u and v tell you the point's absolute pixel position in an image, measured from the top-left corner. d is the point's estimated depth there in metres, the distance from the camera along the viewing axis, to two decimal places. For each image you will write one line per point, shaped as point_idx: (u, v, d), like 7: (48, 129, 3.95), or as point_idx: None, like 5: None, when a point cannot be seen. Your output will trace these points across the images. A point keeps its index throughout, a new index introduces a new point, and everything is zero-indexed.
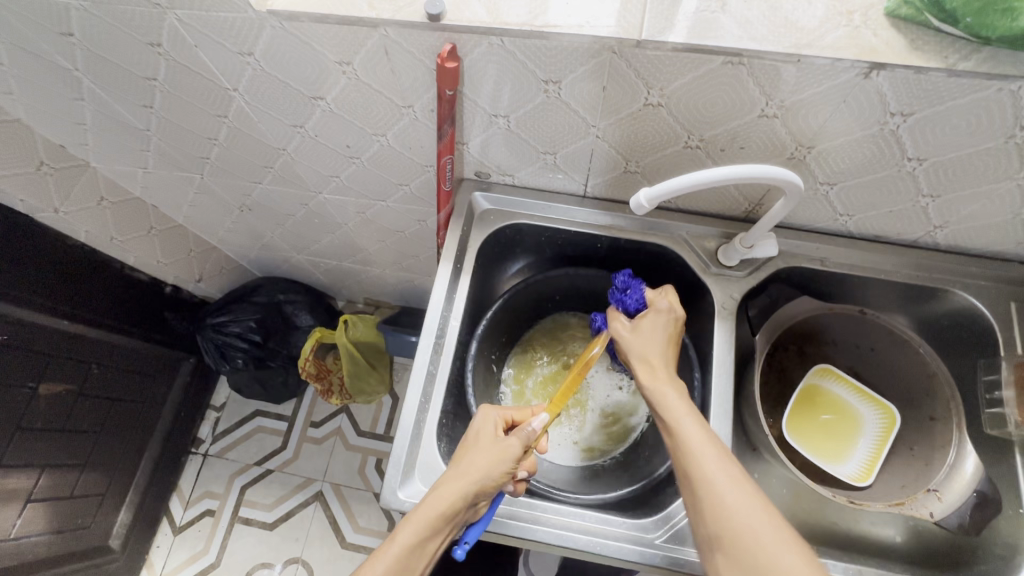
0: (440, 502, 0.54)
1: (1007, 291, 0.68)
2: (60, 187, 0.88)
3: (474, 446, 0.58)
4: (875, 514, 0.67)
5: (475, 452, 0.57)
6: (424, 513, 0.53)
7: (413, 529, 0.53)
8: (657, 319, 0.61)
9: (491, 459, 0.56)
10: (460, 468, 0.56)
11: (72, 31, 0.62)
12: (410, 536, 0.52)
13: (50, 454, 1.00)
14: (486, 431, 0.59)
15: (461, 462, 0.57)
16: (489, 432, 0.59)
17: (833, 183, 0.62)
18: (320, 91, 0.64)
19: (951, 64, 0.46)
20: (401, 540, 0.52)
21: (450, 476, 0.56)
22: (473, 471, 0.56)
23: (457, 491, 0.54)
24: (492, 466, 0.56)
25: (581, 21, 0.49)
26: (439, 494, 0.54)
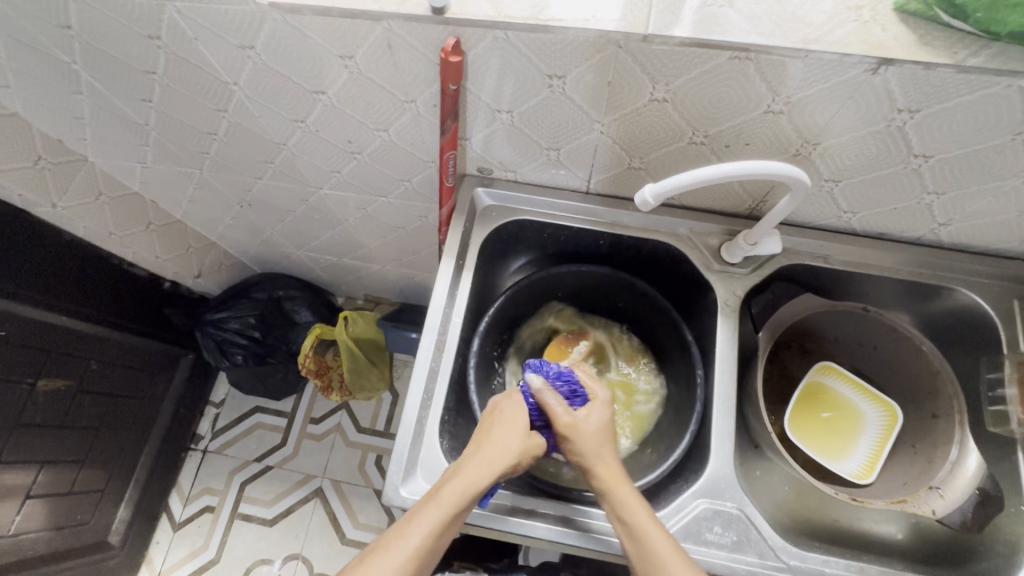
0: (483, 477, 0.53)
1: (1011, 289, 0.68)
2: (58, 182, 0.87)
3: (508, 421, 0.58)
4: (877, 511, 0.66)
5: (511, 427, 0.57)
6: (468, 485, 0.52)
7: (459, 497, 0.51)
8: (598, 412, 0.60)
9: (529, 439, 0.57)
10: (497, 444, 0.56)
11: (70, 23, 0.61)
12: (456, 506, 0.51)
13: (49, 450, 1.00)
14: (526, 406, 0.59)
15: (497, 437, 0.56)
16: (527, 405, 0.59)
17: (838, 180, 0.61)
18: (322, 86, 0.63)
19: (960, 60, 0.45)
20: (446, 508, 0.51)
21: (490, 451, 0.55)
22: (512, 449, 0.56)
23: (500, 469, 0.54)
24: (530, 447, 0.57)
25: (587, 15, 0.49)
26: (482, 468, 0.53)
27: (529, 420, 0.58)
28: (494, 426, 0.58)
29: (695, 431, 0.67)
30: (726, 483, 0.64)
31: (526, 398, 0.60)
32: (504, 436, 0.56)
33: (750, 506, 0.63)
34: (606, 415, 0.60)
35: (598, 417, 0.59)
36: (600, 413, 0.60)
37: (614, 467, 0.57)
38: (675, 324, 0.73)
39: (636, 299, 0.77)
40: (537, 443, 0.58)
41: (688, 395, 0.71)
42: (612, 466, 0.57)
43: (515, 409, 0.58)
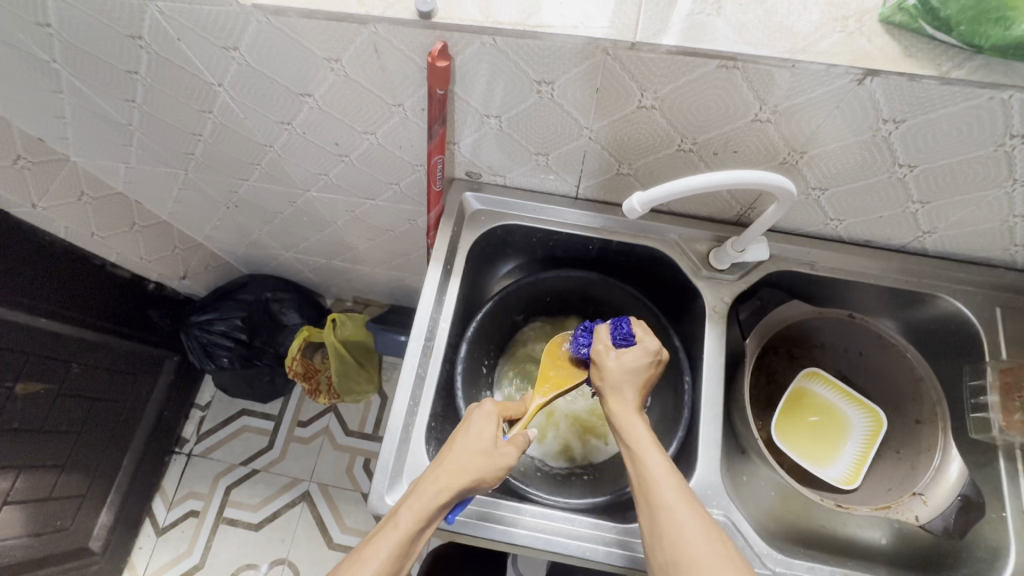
0: (440, 492, 0.51)
1: (993, 297, 0.69)
2: (38, 181, 0.85)
3: (468, 433, 0.55)
4: (861, 517, 0.67)
5: (469, 437, 0.55)
6: (422, 502, 0.51)
7: (415, 517, 0.50)
8: (639, 356, 0.58)
9: (490, 448, 0.55)
10: (454, 456, 0.54)
11: (49, 22, 0.60)
12: (412, 525, 0.50)
13: (27, 455, 0.98)
14: (486, 417, 0.57)
15: (454, 449, 0.54)
16: (489, 416, 0.57)
17: (825, 188, 0.62)
18: (308, 89, 0.62)
19: (944, 72, 0.46)
20: (402, 529, 0.49)
21: (445, 464, 0.53)
22: (471, 460, 0.53)
23: (457, 483, 0.52)
24: (492, 457, 0.54)
25: (575, 22, 0.49)
26: (436, 481, 0.52)
27: (490, 431, 0.56)
28: (454, 437, 0.56)
29: (682, 438, 0.67)
30: (713, 490, 0.64)
31: (489, 409, 0.57)
32: (461, 448, 0.54)
33: (737, 512, 0.63)
34: (640, 362, 0.58)
35: (632, 360, 0.58)
36: (638, 359, 0.58)
37: (626, 403, 0.56)
38: (662, 329, 0.73)
39: (624, 303, 0.77)
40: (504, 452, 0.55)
41: (675, 401, 0.71)
42: (623, 401, 0.57)
43: (478, 421, 0.56)
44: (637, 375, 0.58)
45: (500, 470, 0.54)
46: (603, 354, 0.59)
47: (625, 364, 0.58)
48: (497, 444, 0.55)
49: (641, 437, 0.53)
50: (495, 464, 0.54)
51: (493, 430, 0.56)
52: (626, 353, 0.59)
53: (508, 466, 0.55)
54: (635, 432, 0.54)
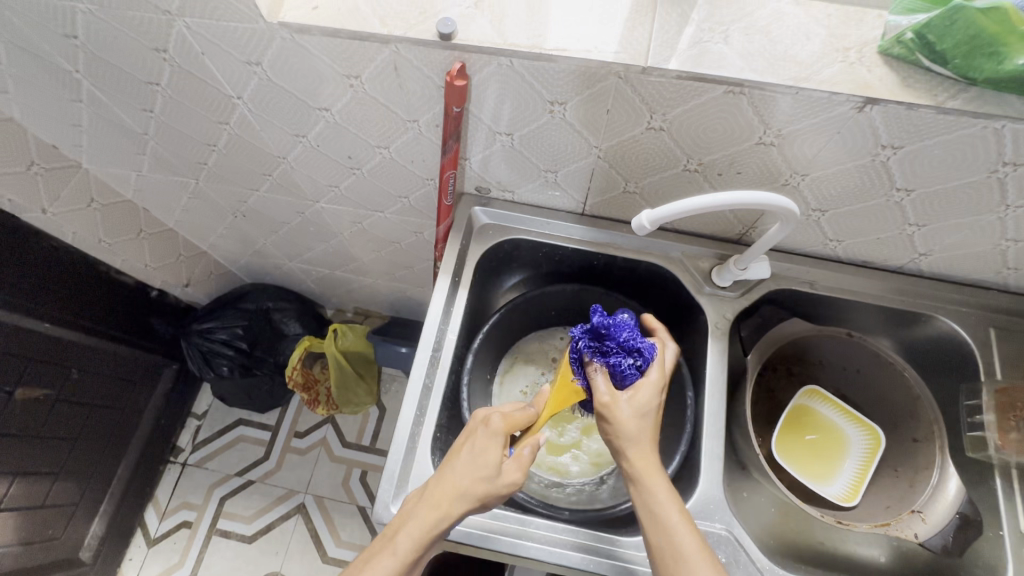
0: (438, 518, 0.51)
1: (987, 318, 0.71)
2: (49, 187, 0.86)
3: (472, 454, 0.54)
4: (860, 534, 0.68)
5: (473, 460, 0.54)
6: (421, 528, 0.51)
7: (413, 543, 0.50)
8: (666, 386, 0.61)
9: (493, 473, 0.53)
10: (455, 480, 0.53)
11: (76, 33, 0.61)
12: (408, 554, 0.50)
13: (23, 462, 0.98)
14: (494, 435, 0.55)
15: (456, 472, 0.53)
16: (494, 437, 0.55)
17: (824, 210, 0.64)
18: (325, 103, 0.64)
19: (940, 102, 0.48)
20: (400, 556, 0.50)
21: (448, 489, 0.52)
22: (470, 487, 0.52)
23: (457, 509, 0.52)
24: (494, 484, 0.53)
25: (590, 46, 0.51)
26: (437, 508, 0.51)
27: (494, 455, 0.54)
28: (457, 457, 0.54)
29: (685, 450, 0.68)
30: (715, 504, 0.64)
31: (497, 428, 0.55)
32: (463, 470, 0.53)
33: (739, 528, 0.63)
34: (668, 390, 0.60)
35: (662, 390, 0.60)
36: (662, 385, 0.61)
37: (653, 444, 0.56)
38: None
39: None
40: (508, 479, 0.54)
41: (678, 415, 0.72)
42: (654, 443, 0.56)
43: (486, 436, 0.55)
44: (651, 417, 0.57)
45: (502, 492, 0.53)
46: (616, 400, 0.57)
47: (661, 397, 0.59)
48: (501, 465, 0.54)
49: (664, 497, 0.52)
50: (496, 488, 0.53)
51: (497, 454, 0.54)
52: (638, 393, 0.57)
53: (512, 490, 0.54)
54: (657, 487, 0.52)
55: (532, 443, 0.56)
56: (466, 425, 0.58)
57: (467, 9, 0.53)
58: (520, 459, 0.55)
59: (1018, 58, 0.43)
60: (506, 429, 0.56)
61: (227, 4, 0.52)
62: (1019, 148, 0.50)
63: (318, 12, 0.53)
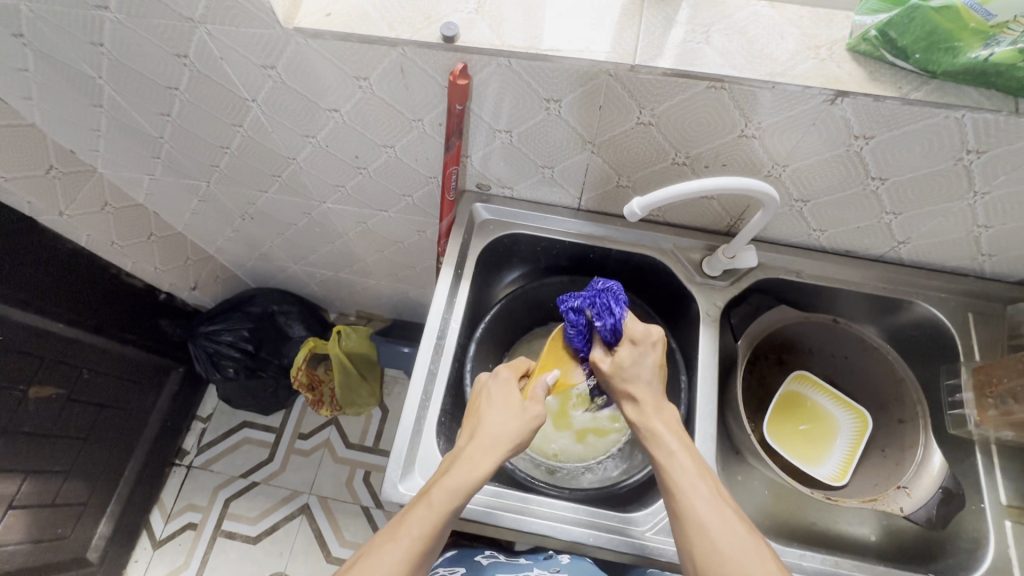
0: (473, 468, 0.54)
1: (965, 303, 0.74)
2: (66, 190, 0.90)
3: (495, 405, 0.59)
4: (851, 514, 0.72)
5: (499, 411, 0.59)
6: (461, 480, 0.54)
7: (448, 494, 0.53)
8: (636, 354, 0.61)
9: (520, 416, 0.58)
10: (487, 430, 0.57)
11: (102, 41, 0.65)
12: (445, 504, 0.53)
13: (35, 459, 1.00)
14: (508, 382, 0.62)
15: (486, 424, 0.58)
16: (509, 384, 0.61)
17: (806, 200, 0.68)
18: (334, 104, 0.68)
19: (905, 93, 0.52)
20: (438, 507, 0.53)
21: (479, 440, 0.56)
22: (501, 434, 0.57)
23: (491, 456, 0.55)
24: (522, 425, 0.58)
25: (582, 47, 0.55)
26: (473, 458, 0.55)
27: (515, 397, 0.60)
28: (483, 412, 0.59)
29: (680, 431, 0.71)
30: None
31: (507, 376, 0.62)
32: (494, 421, 0.58)
33: None
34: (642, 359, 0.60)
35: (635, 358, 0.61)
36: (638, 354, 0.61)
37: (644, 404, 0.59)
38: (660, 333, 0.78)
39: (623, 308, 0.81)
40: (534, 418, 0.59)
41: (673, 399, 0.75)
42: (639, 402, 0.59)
43: (500, 385, 0.61)
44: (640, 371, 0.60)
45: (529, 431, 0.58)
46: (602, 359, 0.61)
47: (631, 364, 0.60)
48: (524, 406, 0.60)
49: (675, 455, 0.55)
50: (526, 427, 0.58)
51: (519, 399, 0.60)
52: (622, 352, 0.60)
53: (539, 427, 0.59)
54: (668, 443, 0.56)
55: (542, 380, 0.62)
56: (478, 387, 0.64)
57: (468, 14, 0.57)
58: (535, 396, 0.61)
59: (971, 51, 0.48)
60: (516, 377, 0.63)
61: (247, 11, 0.56)
62: (981, 135, 0.54)
63: (331, 18, 0.57)
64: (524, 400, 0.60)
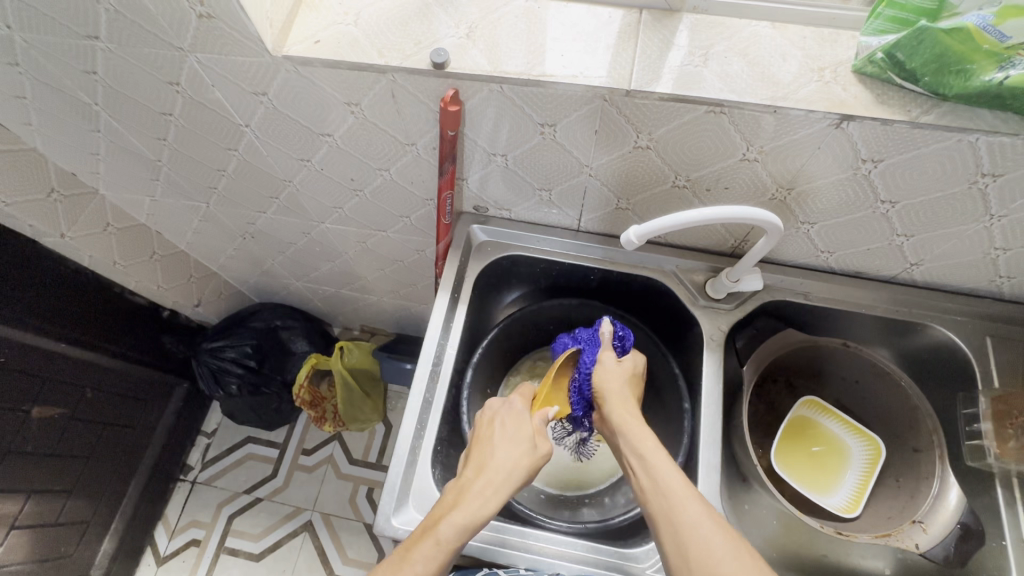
0: (484, 505, 0.52)
1: (982, 326, 0.71)
2: (68, 213, 0.90)
3: (507, 434, 0.58)
4: (865, 547, 0.66)
5: (508, 442, 0.57)
6: (468, 516, 0.51)
7: (456, 530, 0.50)
8: (632, 364, 0.65)
9: (532, 449, 0.56)
10: (497, 463, 0.55)
11: (95, 69, 0.65)
12: (453, 540, 0.50)
13: (39, 479, 1.01)
14: (519, 411, 0.60)
15: (497, 457, 0.55)
16: (522, 413, 0.60)
17: (812, 223, 0.65)
18: (327, 129, 0.67)
19: (914, 117, 0.50)
20: (445, 544, 0.50)
21: (488, 475, 0.54)
22: (515, 466, 0.55)
23: (502, 493, 0.53)
24: (534, 459, 0.56)
25: (576, 72, 0.54)
26: (484, 491, 0.53)
27: (527, 427, 0.58)
28: (492, 443, 0.57)
29: (683, 462, 0.68)
30: None
31: (519, 403, 0.62)
32: (505, 453, 0.56)
33: None
34: (634, 369, 0.64)
35: (626, 365, 0.64)
36: (629, 364, 0.65)
37: (626, 406, 0.59)
38: (662, 357, 0.76)
39: (624, 332, 0.79)
40: (542, 451, 0.57)
41: (677, 427, 0.73)
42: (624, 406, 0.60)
43: (508, 410, 0.60)
44: (631, 381, 0.64)
45: (538, 462, 0.56)
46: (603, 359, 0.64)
47: (626, 371, 0.63)
48: (536, 440, 0.58)
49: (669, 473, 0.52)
50: (535, 460, 0.56)
51: (530, 430, 0.58)
52: (623, 361, 0.64)
53: (545, 461, 0.57)
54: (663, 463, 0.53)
55: (543, 415, 0.61)
56: (486, 410, 0.62)
57: (459, 39, 0.56)
58: (541, 431, 0.59)
59: (985, 75, 0.46)
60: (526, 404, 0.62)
61: (235, 39, 0.55)
62: (997, 159, 0.51)
63: (320, 45, 0.56)
64: (534, 434, 0.58)
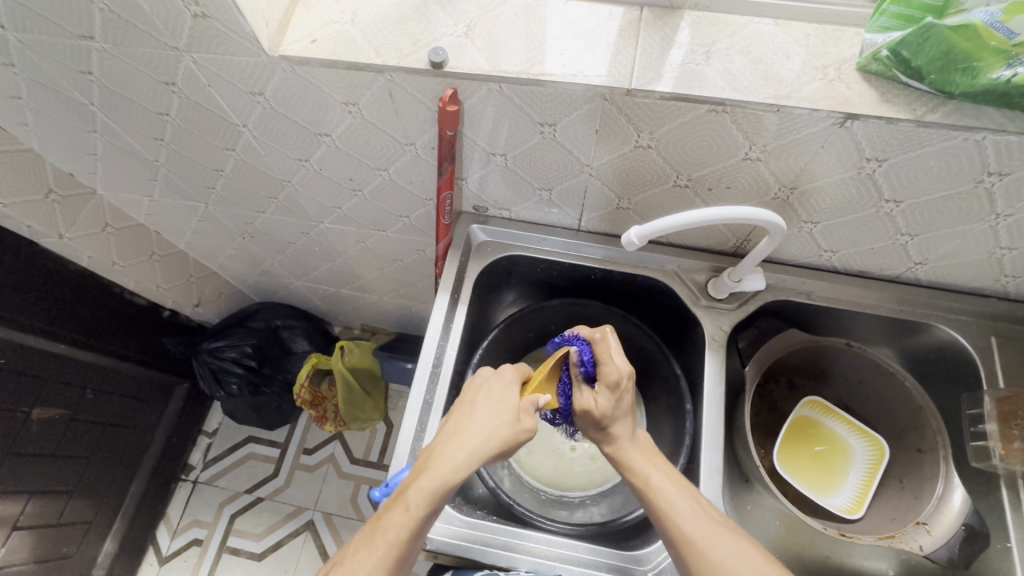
0: (454, 472, 0.51)
1: (987, 326, 0.70)
2: (67, 214, 0.89)
3: (487, 403, 0.56)
4: (867, 548, 0.65)
5: (488, 409, 0.55)
6: (437, 483, 0.50)
7: (426, 497, 0.50)
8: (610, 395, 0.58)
9: (512, 421, 0.54)
10: (473, 430, 0.53)
11: (91, 69, 0.64)
12: (423, 506, 0.50)
13: (40, 480, 1.01)
14: (505, 383, 0.58)
15: (473, 425, 0.54)
16: (508, 385, 0.58)
17: (816, 222, 0.64)
18: (325, 129, 0.66)
19: (919, 115, 0.49)
20: (415, 510, 0.50)
21: (462, 441, 0.53)
22: (491, 434, 0.53)
23: (472, 462, 0.51)
24: (511, 428, 0.54)
25: (576, 70, 0.53)
26: (454, 458, 0.51)
27: (509, 399, 0.56)
28: (472, 410, 0.56)
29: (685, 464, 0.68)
30: None
31: (508, 376, 0.59)
32: (482, 422, 0.54)
33: None
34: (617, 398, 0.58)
35: (605, 402, 0.58)
36: (606, 397, 0.58)
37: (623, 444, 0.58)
38: (664, 358, 0.75)
39: (626, 333, 0.78)
40: (525, 426, 0.55)
41: (679, 428, 0.72)
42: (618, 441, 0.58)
43: (494, 382, 0.58)
44: (625, 406, 0.59)
45: (519, 435, 0.54)
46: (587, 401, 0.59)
47: (608, 410, 0.58)
48: (517, 410, 0.55)
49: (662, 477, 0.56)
50: (515, 434, 0.54)
51: (513, 402, 0.56)
52: (600, 396, 0.58)
53: (527, 436, 0.55)
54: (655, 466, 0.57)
55: (532, 399, 0.58)
56: (474, 379, 0.60)
57: (457, 38, 0.55)
58: (525, 410, 0.57)
59: (993, 72, 0.45)
60: (517, 382, 0.59)
61: (231, 39, 0.54)
62: (1004, 158, 0.50)
63: (317, 44, 0.56)
64: (516, 406, 0.56)
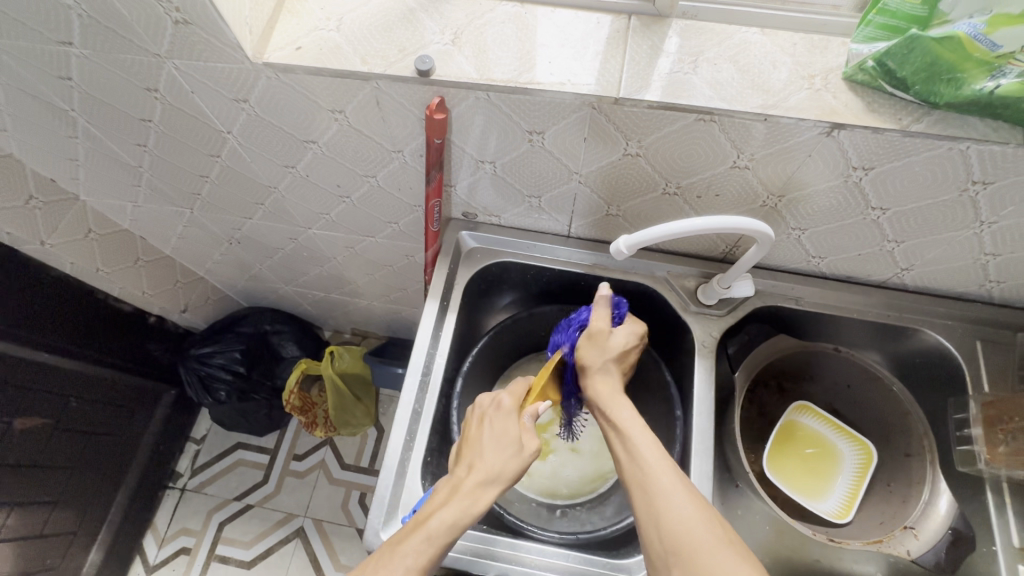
0: (473, 505, 0.51)
1: (973, 330, 0.71)
2: (49, 220, 0.88)
3: (495, 433, 0.57)
4: (856, 552, 0.65)
5: (497, 442, 0.56)
6: (455, 515, 0.50)
7: (446, 527, 0.50)
8: (629, 336, 0.64)
9: (519, 452, 0.55)
10: (488, 463, 0.54)
11: (70, 75, 0.63)
12: (441, 537, 0.49)
13: (21, 491, 0.99)
14: (508, 408, 0.59)
15: (486, 457, 0.55)
16: (511, 414, 0.58)
17: (803, 228, 0.65)
18: (312, 136, 0.66)
19: (904, 125, 0.49)
20: (433, 540, 0.49)
21: (478, 474, 0.53)
22: (503, 469, 0.54)
23: (491, 493, 0.52)
24: (521, 461, 0.55)
25: (564, 79, 0.53)
26: (473, 493, 0.52)
27: (514, 431, 0.57)
28: (481, 443, 0.56)
29: None
30: None
31: (508, 405, 0.59)
32: (495, 455, 0.55)
33: None
34: (631, 341, 0.64)
35: (621, 342, 0.63)
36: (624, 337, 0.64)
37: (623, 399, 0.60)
38: (653, 363, 0.75)
39: None
40: (528, 451, 0.56)
41: (668, 434, 0.72)
42: (610, 385, 0.61)
43: (497, 407, 0.59)
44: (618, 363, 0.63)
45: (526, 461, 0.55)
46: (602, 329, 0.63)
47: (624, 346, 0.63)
48: (524, 438, 0.56)
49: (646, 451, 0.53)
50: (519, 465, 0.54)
51: (518, 430, 0.57)
52: (618, 333, 0.64)
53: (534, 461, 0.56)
54: (634, 441, 0.54)
55: (533, 411, 0.59)
56: (477, 409, 0.61)
57: (444, 45, 0.55)
58: (528, 429, 0.57)
59: (976, 83, 0.46)
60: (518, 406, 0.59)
61: (214, 47, 0.54)
62: (987, 167, 0.51)
63: (302, 51, 0.55)
64: (520, 435, 0.56)
